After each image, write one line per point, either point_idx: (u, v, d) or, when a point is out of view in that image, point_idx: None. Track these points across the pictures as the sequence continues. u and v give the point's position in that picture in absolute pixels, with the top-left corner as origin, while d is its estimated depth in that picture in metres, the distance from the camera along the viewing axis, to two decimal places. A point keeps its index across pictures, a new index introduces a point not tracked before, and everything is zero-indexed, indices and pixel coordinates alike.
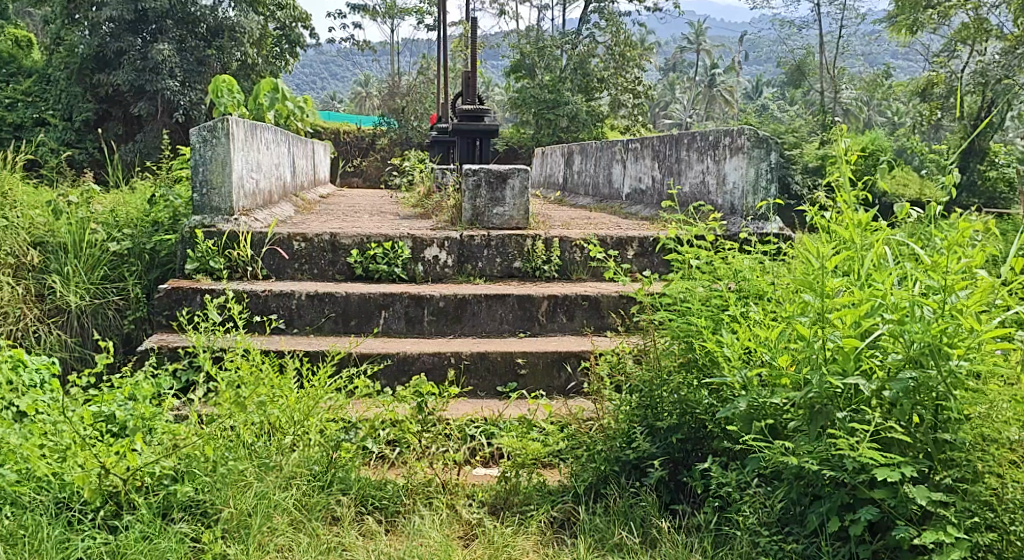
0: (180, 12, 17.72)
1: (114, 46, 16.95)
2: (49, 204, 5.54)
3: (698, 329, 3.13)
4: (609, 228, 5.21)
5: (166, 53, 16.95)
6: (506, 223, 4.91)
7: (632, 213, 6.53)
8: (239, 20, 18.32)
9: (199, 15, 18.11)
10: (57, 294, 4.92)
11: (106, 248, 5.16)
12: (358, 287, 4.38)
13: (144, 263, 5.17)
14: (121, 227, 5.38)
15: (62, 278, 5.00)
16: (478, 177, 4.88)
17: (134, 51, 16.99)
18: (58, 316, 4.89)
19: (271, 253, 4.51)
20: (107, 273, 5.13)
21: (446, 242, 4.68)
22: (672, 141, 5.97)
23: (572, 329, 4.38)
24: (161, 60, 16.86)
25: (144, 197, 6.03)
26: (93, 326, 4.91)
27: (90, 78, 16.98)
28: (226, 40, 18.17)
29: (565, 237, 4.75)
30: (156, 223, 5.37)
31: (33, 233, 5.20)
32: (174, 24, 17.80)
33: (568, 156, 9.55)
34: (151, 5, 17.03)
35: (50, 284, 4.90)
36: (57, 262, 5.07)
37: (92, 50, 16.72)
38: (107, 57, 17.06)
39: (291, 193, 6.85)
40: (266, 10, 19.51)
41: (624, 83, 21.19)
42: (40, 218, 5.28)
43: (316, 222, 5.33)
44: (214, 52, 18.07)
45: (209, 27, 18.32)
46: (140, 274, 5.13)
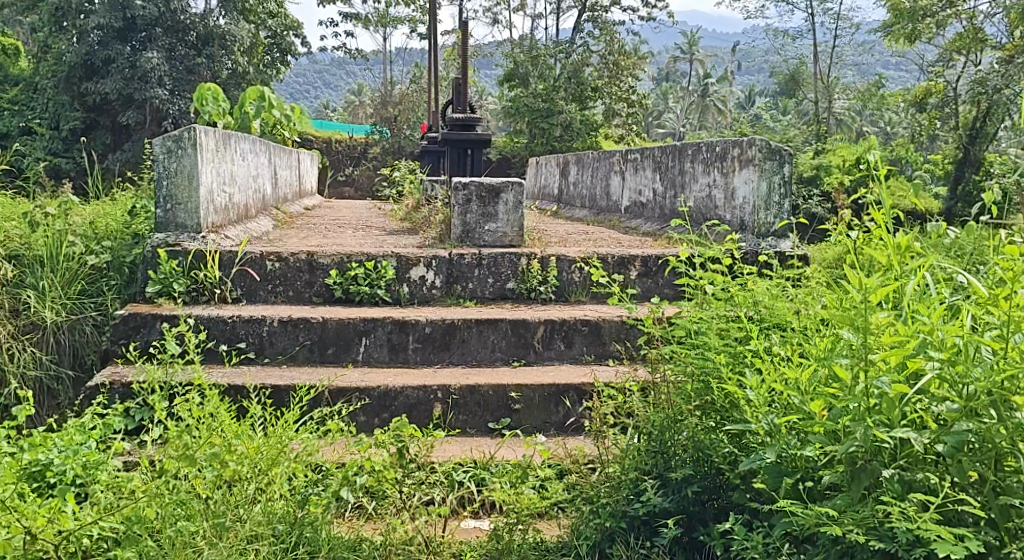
0: (169, 20, 17.35)
1: (101, 54, 16.55)
2: (24, 215, 5.01)
3: (715, 366, 2.76)
4: (612, 246, 4.84)
5: (155, 61, 16.57)
6: (499, 241, 4.53)
7: (633, 229, 6.16)
8: (230, 28, 17.95)
9: (189, 23, 17.73)
10: (32, 310, 4.41)
11: (85, 261, 4.65)
12: (336, 312, 4.00)
13: (123, 277, 4.70)
14: (100, 240, 4.90)
15: (38, 293, 4.48)
16: (468, 192, 4.52)
17: (122, 59, 16.60)
18: (32, 333, 4.38)
19: (241, 275, 4.12)
20: (85, 288, 4.63)
21: (433, 262, 4.32)
22: (675, 152, 5.61)
23: (571, 358, 4.01)
24: (149, 69, 16.48)
25: (125, 209, 5.55)
26: (70, 345, 4.43)
27: (78, 86, 16.60)
28: (216, 49, 17.81)
29: (563, 256, 4.39)
30: (137, 236, 4.94)
31: (6, 245, 4.63)
32: (164, 32, 17.42)
33: (563, 166, 9.19)
34: (140, 13, 16.68)
35: (25, 299, 4.39)
36: (33, 276, 4.53)
37: (80, 58, 16.37)
38: (96, 65, 16.70)
39: (272, 206, 6.47)
40: (257, 17, 19.16)
41: (618, 92, 20.94)
42: (15, 229, 4.72)
43: (294, 239, 4.97)
44: (204, 60, 17.69)
45: (199, 35, 17.93)
46: (119, 288, 4.65)
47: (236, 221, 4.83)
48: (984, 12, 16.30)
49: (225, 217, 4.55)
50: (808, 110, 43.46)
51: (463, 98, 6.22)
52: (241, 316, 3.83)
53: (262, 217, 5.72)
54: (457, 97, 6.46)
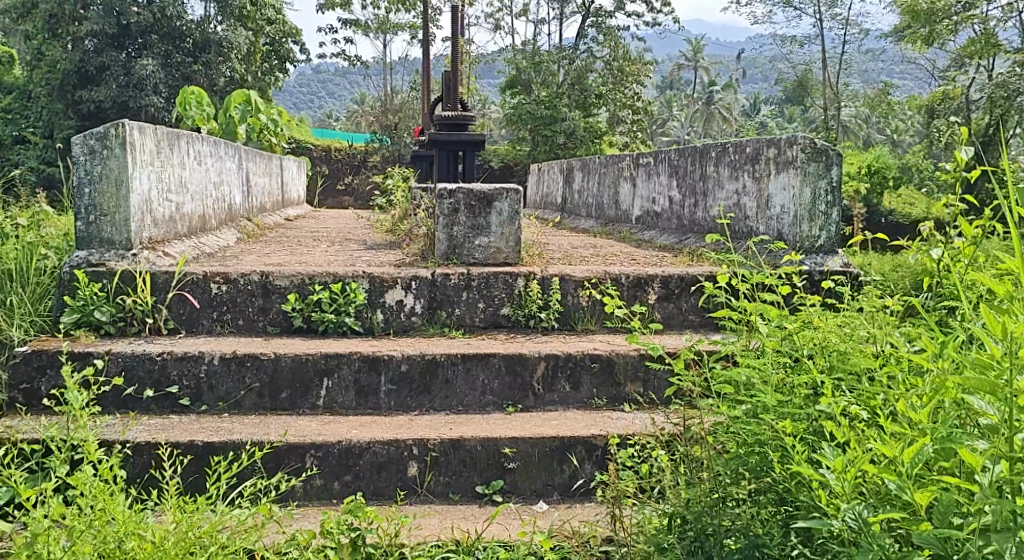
0: (166, 27, 16.71)
1: (95, 61, 15.92)
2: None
3: (778, 431, 2.06)
4: (627, 262, 4.15)
5: (150, 68, 15.92)
6: (491, 258, 3.82)
7: (647, 241, 5.47)
8: (226, 34, 17.25)
9: (185, 29, 17.06)
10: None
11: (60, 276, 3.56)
12: (293, 346, 3.30)
13: None
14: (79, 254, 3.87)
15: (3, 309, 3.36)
16: (455, 200, 3.82)
17: (116, 67, 16.00)
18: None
19: (180, 301, 3.42)
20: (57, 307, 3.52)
21: (414, 284, 3.62)
22: (695, 155, 4.92)
23: (578, 402, 3.30)
24: (144, 76, 15.84)
25: None
26: None
27: (73, 94, 15.91)
28: (213, 56, 17.14)
29: (570, 276, 3.67)
30: None
31: None
32: (159, 39, 16.78)
33: (567, 172, 8.50)
34: (135, 19, 16.04)
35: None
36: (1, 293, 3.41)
37: (73, 65, 15.72)
38: (89, 73, 16.05)
39: (241, 214, 5.80)
40: (257, 24, 18.51)
41: (623, 99, 20.31)
42: None
43: (255, 254, 4.30)
44: (200, 68, 17.01)
45: (196, 42, 17.24)
46: None
47: (185, 234, 4.16)
48: (999, 17, 15.66)
49: (168, 231, 3.87)
50: (814, 116, 42.88)
51: (453, 94, 5.52)
52: (174, 352, 3.12)
53: (224, 228, 5.05)
54: (447, 95, 5.78)
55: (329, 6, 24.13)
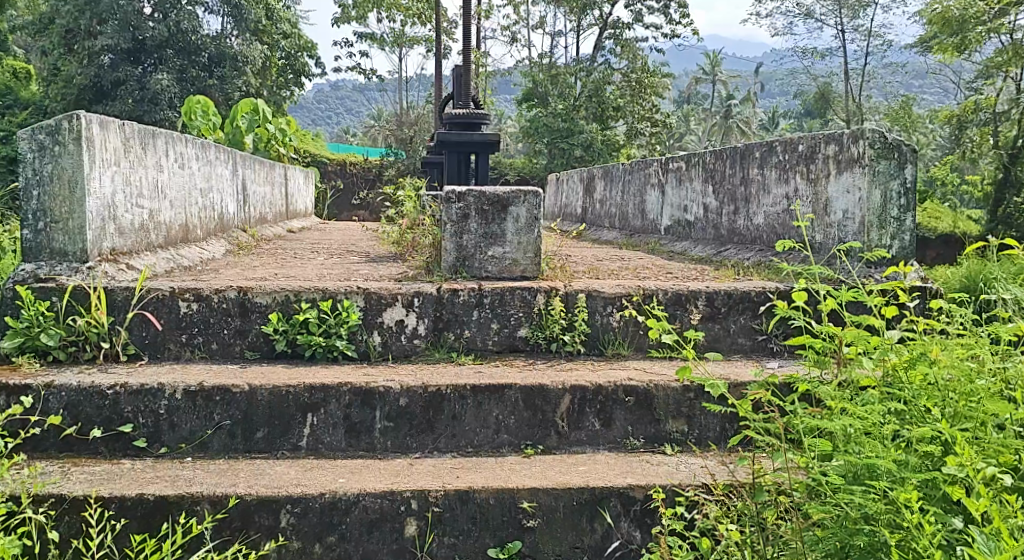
0: (180, 41, 16.34)
1: (110, 76, 15.60)
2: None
3: (894, 504, 1.58)
4: (662, 276, 3.63)
5: (165, 83, 15.53)
6: (506, 271, 3.30)
7: (679, 252, 4.96)
8: (241, 47, 16.78)
9: (200, 44, 16.58)
10: None
11: None
12: (273, 375, 2.79)
13: None
14: None
15: None
16: (465, 204, 3.31)
17: (131, 82, 15.67)
18: None
19: (142, 323, 2.92)
20: None
21: (417, 301, 3.11)
22: (734, 156, 4.41)
23: (609, 442, 2.78)
24: (159, 91, 15.43)
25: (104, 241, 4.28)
26: None
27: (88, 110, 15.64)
28: (228, 70, 16.56)
29: (599, 292, 3.15)
30: None
31: None
32: (175, 55, 16.43)
33: (588, 181, 7.98)
34: (150, 34, 15.69)
35: None
36: None
37: (89, 80, 15.43)
38: (105, 88, 15.76)
39: (234, 225, 5.33)
40: (273, 39, 18.13)
41: (642, 111, 19.70)
42: None
43: (241, 267, 3.83)
44: (215, 82, 16.55)
45: (211, 56, 16.75)
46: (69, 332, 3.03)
47: (160, 244, 3.68)
48: None
49: (137, 241, 3.39)
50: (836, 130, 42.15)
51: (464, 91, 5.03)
52: (128, 383, 2.63)
53: (211, 239, 4.58)
54: (457, 92, 5.30)
55: (345, 20, 23.76)
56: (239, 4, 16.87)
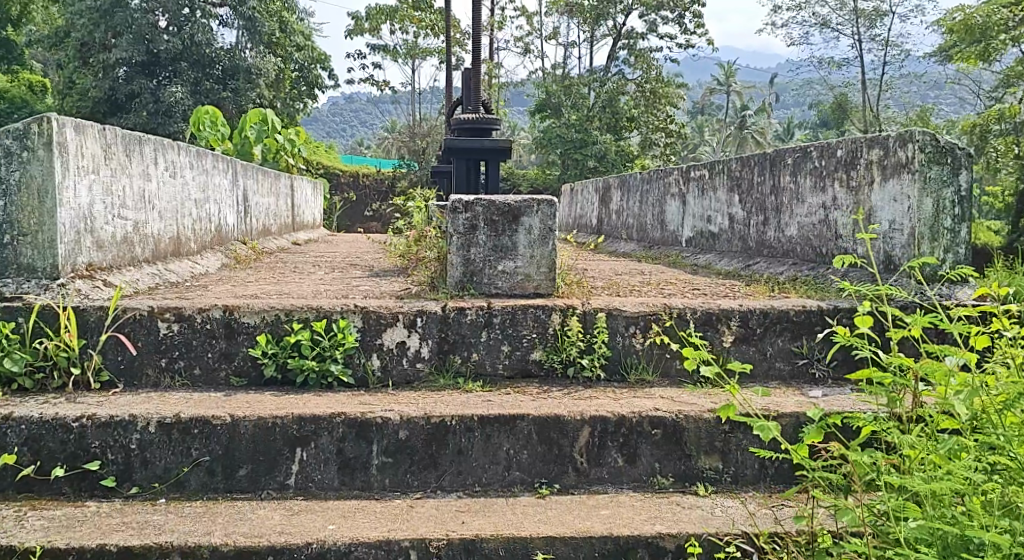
0: (195, 54, 15.95)
1: (124, 89, 15.43)
2: None
3: None
4: (688, 292, 3.34)
5: (178, 95, 15.32)
6: (518, 288, 3.01)
7: (702, 265, 4.67)
8: (255, 60, 16.45)
9: (215, 56, 16.26)
10: None
11: None
12: (259, 404, 2.51)
13: None
14: None
15: None
16: (472, 214, 3.01)
17: (145, 94, 15.46)
18: None
19: (116, 346, 2.66)
20: None
21: (420, 321, 2.83)
22: (763, 163, 4.13)
23: (633, 480, 2.48)
24: (172, 103, 15.23)
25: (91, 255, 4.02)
26: None
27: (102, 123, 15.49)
28: (241, 82, 16.16)
29: (620, 312, 2.86)
30: None
31: None
32: (189, 67, 16.03)
33: (603, 191, 7.70)
34: (164, 47, 15.50)
35: None
36: None
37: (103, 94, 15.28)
38: (119, 101, 15.60)
39: (234, 237, 5.08)
40: (286, 51, 17.92)
41: (656, 121, 19.42)
42: None
43: (235, 282, 3.58)
44: (229, 94, 16.19)
45: (225, 68, 16.43)
46: None
47: (146, 258, 3.42)
48: None
49: (119, 255, 3.13)
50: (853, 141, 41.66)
51: (474, 95, 4.76)
52: (95, 415, 2.35)
53: (206, 253, 4.32)
54: (467, 97, 5.04)
55: (358, 31, 23.60)
56: (253, 17, 16.64)
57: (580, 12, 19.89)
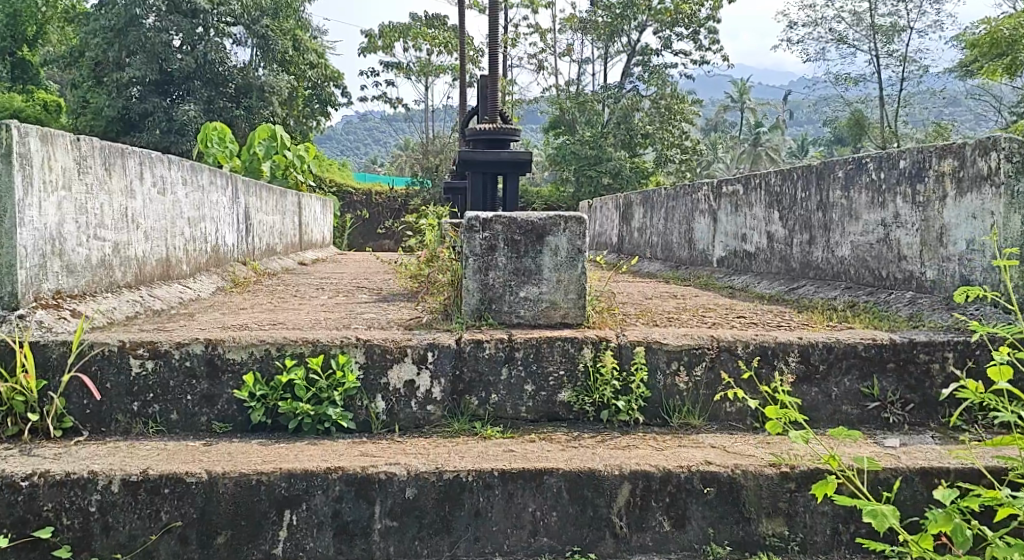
0: (208, 72, 15.69)
1: (138, 107, 15.12)
2: None
3: None
4: (734, 319, 2.96)
5: (192, 113, 15.00)
6: (542, 316, 2.65)
7: (739, 288, 4.30)
8: (269, 77, 16.05)
9: (227, 74, 16.00)
10: None
11: None
12: (242, 456, 2.16)
13: None
14: None
15: None
16: (491, 234, 2.64)
17: (158, 113, 15.17)
18: None
19: (82, 387, 2.32)
20: None
21: (431, 356, 2.48)
22: (810, 177, 3.77)
23: (682, 547, 2.11)
24: (186, 121, 14.95)
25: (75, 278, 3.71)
26: None
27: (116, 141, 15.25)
28: (254, 100, 15.91)
29: (661, 346, 2.49)
30: None
31: None
32: (203, 85, 15.77)
33: (624, 208, 7.34)
34: (178, 65, 15.24)
35: None
36: None
37: (116, 112, 15.01)
38: (132, 120, 15.33)
39: (233, 258, 4.76)
40: (301, 69, 17.59)
41: (671, 138, 18.71)
42: None
43: (228, 309, 3.24)
44: (242, 112, 15.88)
45: (238, 86, 16.12)
46: None
47: (126, 284, 3.07)
48: None
49: (93, 280, 2.80)
50: None
51: (490, 104, 4.42)
52: (49, 472, 2.01)
53: (199, 276, 3.98)
54: (483, 107, 4.70)
55: (371, 49, 23.39)
56: (266, 34, 16.34)
57: (594, 28, 19.58)
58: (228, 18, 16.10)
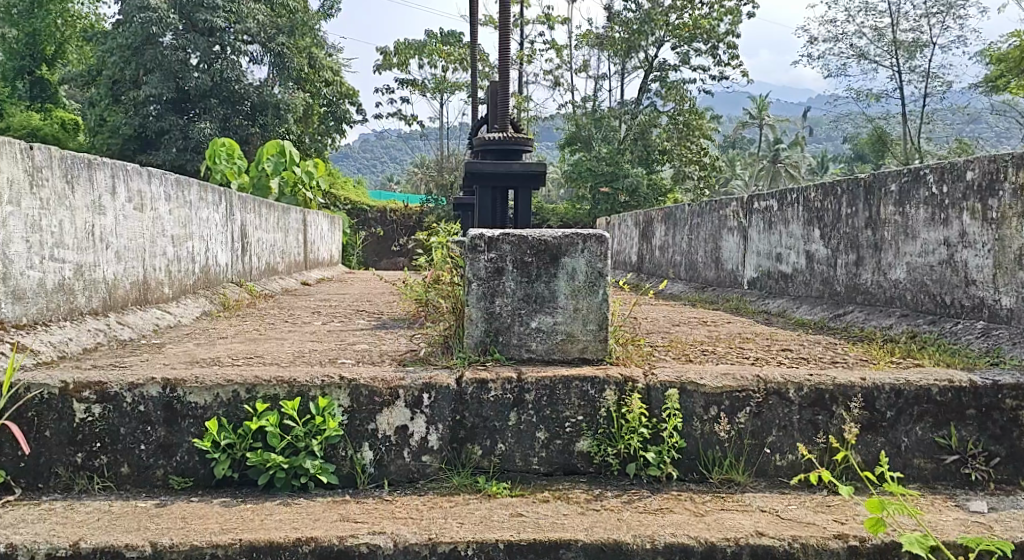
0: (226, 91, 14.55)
1: (155, 126, 14.25)
2: None
3: None
4: (777, 352, 2.59)
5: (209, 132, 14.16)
6: (557, 351, 2.28)
7: (776, 313, 3.93)
8: (284, 94, 14.85)
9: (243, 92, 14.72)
10: None
11: None
12: (198, 522, 1.81)
13: None
14: None
15: None
16: (498, 254, 2.26)
17: (176, 132, 14.28)
18: None
19: (17, 434, 1.99)
20: None
21: (428, 398, 2.12)
22: (857, 191, 3.41)
23: None
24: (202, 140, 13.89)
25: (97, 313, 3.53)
26: None
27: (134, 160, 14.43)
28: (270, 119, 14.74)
29: (698, 387, 2.12)
30: None
31: None
32: (219, 103, 14.67)
33: (644, 225, 6.97)
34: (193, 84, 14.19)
35: None
36: None
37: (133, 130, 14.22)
38: (149, 138, 14.45)
39: (226, 279, 4.42)
40: (316, 87, 16.25)
41: (689, 154, 18.45)
42: None
43: (209, 338, 2.90)
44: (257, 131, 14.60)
45: (253, 105, 14.90)
46: None
47: (90, 310, 2.73)
48: None
49: (45, 307, 2.47)
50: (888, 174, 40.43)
51: (502, 111, 4.06)
52: None
53: (183, 300, 3.64)
54: (494, 115, 4.36)
55: (387, 66, 23.11)
56: (282, 52, 15.18)
57: (611, 43, 19.20)
58: (246, 36, 14.97)
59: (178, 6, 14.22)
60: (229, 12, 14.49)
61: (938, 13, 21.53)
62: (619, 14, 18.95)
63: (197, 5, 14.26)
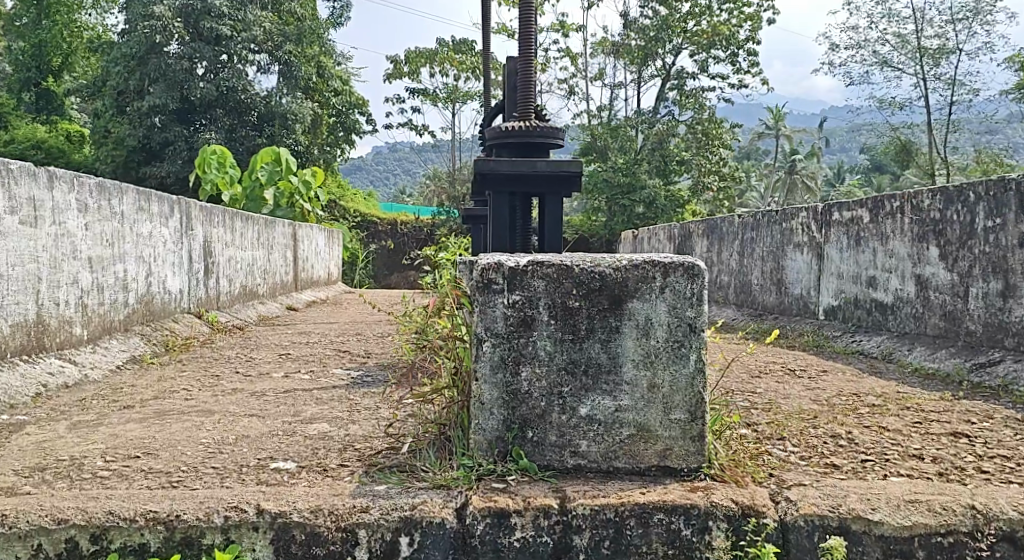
0: (232, 100, 12.96)
1: (159, 137, 12.69)
2: None
3: None
4: (951, 439, 1.70)
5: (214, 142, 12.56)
6: (625, 455, 1.40)
7: (878, 356, 3.04)
8: (293, 104, 13.22)
9: (249, 101, 13.08)
10: None
11: None
12: None
13: None
14: None
15: None
16: (527, 296, 1.39)
17: (180, 142, 12.73)
18: None
19: None
20: None
21: (407, 546, 1.24)
22: (1009, 199, 2.54)
23: None
24: None
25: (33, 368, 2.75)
26: None
27: (136, 173, 12.98)
28: (278, 129, 13.12)
29: (871, 527, 1.24)
30: None
31: None
32: (226, 113, 13.14)
33: (680, 240, 6.07)
34: (199, 93, 12.55)
35: None
36: None
37: (136, 142, 12.65)
38: (154, 149, 12.95)
39: (178, 311, 3.56)
40: (324, 97, 14.53)
41: (708, 164, 17.36)
42: None
43: (107, 410, 2.04)
44: (265, 142, 13.07)
45: (261, 114, 13.28)
46: None
47: None
48: None
49: None
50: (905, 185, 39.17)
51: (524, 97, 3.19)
52: None
53: (104, 343, 2.80)
54: (512, 104, 3.50)
55: (398, 75, 22.04)
56: (289, 60, 13.48)
57: (626, 52, 18.24)
58: (252, 45, 13.20)
59: (185, 15, 12.64)
60: (235, 20, 12.96)
61: (964, 18, 20.51)
62: (635, 22, 18.02)
63: (204, 13, 12.71)
